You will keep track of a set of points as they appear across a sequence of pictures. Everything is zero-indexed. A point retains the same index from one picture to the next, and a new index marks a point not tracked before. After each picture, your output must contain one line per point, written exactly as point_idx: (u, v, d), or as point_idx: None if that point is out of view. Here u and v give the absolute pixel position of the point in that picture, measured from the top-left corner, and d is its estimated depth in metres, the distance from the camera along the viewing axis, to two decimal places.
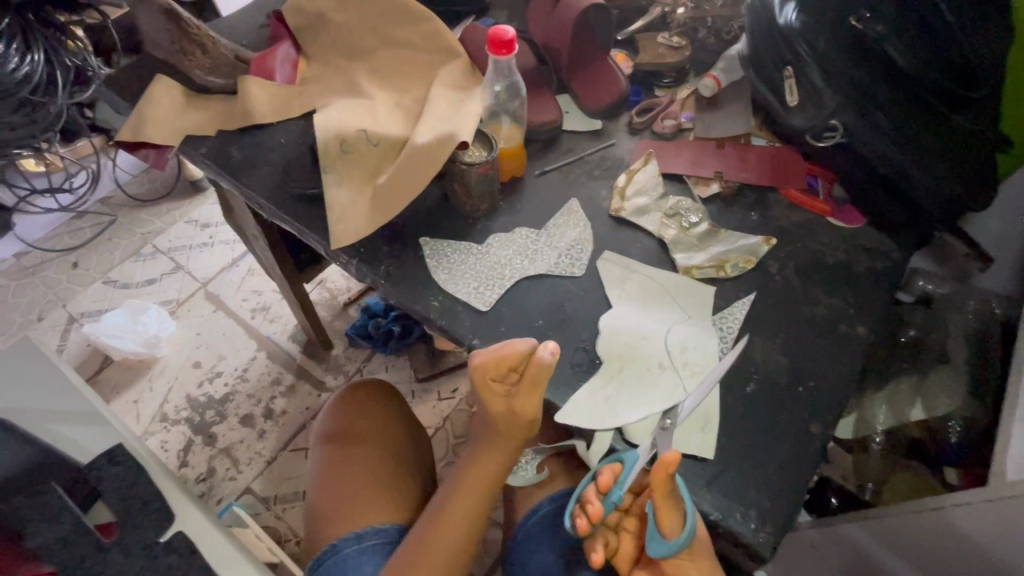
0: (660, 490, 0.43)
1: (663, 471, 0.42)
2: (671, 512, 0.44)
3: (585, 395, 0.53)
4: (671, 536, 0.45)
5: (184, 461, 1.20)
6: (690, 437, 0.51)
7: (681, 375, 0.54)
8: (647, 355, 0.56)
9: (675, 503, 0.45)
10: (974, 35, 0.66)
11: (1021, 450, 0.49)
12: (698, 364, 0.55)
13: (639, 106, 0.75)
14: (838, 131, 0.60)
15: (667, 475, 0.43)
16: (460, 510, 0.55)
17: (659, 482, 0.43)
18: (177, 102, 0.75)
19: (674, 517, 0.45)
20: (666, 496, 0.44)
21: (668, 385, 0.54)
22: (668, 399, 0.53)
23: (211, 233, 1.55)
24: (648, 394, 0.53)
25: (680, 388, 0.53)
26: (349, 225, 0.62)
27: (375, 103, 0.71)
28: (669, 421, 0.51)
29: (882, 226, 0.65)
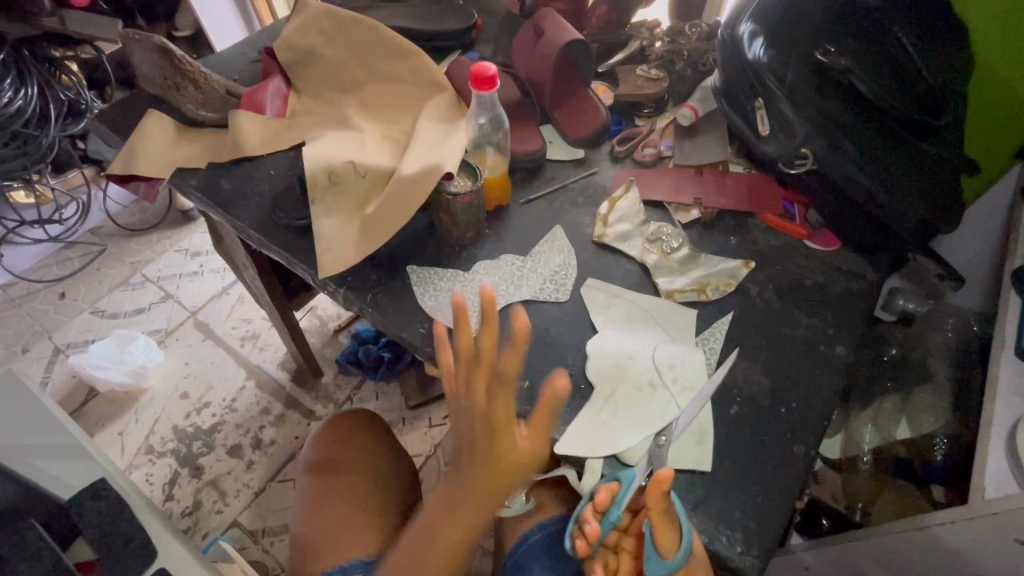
0: (654, 509, 0.42)
1: (657, 490, 0.41)
2: (668, 530, 0.43)
3: (580, 419, 0.53)
4: (667, 555, 0.43)
5: (169, 494, 1.18)
6: (685, 451, 0.52)
7: (673, 392, 0.55)
8: (636, 373, 0.56)
9: (670, 522, 0.43)
10: (934, 67, 0.69)
11: (997, 467, 0.50)
12: (689, 378, 0.56)
13: (620, 135, 0.77)
14: (808, 159, 0.62)
15: (662, 494, 0.41)
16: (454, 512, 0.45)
17: (653, 500, 0.41)
18: (169, 135, 0.77)
19: (670, 534, 0.43)
20: (661, 514, 0.42)
21: (661, 403, 0.54)
22: (661, 415, 0.54)
23: (201, 262, 1.55)
24: (642, 414, 0.54)
25: (673, 405, 0.54)
26: (337, 254, 0.63)
27: (363, 136, 0.73)
28: (664, 438, 0.50)
29: (857, 249, 0.67)
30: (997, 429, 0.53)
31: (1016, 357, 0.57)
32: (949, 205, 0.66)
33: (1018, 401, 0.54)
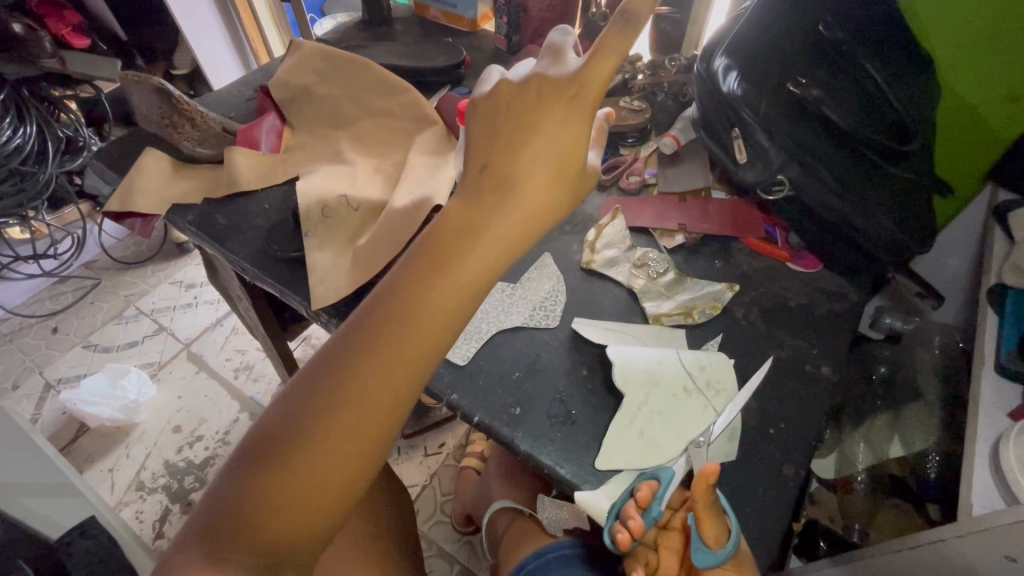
0: (702, 501, 0.42)
1: (703, 484, 0.41)
2: (714, 521, 0.43)
3: (617, 424, 0.54)
4: (716, 548, 0.43)
5: (159, 532, 1.15)
6: (717, 447, 0.54)
7: (708, 395, 0.56)
8: (671, 377, 0.57)
9: (717, 511, 0.43)
10: (903, 95, 0.73)
11: (983, 484, 0.51)
12: (721, 381, 0.57)
13: (606, 163, 0.80)
14: (785, 185, 0.65)
15: (710, 485, 0.41)
16: (392, 361, 0.38)
17: (700, 493, 0.41)
18: (166, 172, 0.79)
19: (717, 526, 0.43)
20: (707, 507, 0.42)
21: (698, 406, 0.56)
22: (698, 418, 0.55)
23: (196, 294, 1.56)
24: (677, 419, 0.55)
25: (709, 408, 0.55)
26: (330, 286, 0.64)
27: (355, 169, 0.75)
28: (703, 438, 0.53)
29: (837, 270, 0.69)
30: (978, 445, 0.54)
31: (996, 374, 0.59)
32: (922, 227, 0.68)
33: (1001, 416, 0.55)
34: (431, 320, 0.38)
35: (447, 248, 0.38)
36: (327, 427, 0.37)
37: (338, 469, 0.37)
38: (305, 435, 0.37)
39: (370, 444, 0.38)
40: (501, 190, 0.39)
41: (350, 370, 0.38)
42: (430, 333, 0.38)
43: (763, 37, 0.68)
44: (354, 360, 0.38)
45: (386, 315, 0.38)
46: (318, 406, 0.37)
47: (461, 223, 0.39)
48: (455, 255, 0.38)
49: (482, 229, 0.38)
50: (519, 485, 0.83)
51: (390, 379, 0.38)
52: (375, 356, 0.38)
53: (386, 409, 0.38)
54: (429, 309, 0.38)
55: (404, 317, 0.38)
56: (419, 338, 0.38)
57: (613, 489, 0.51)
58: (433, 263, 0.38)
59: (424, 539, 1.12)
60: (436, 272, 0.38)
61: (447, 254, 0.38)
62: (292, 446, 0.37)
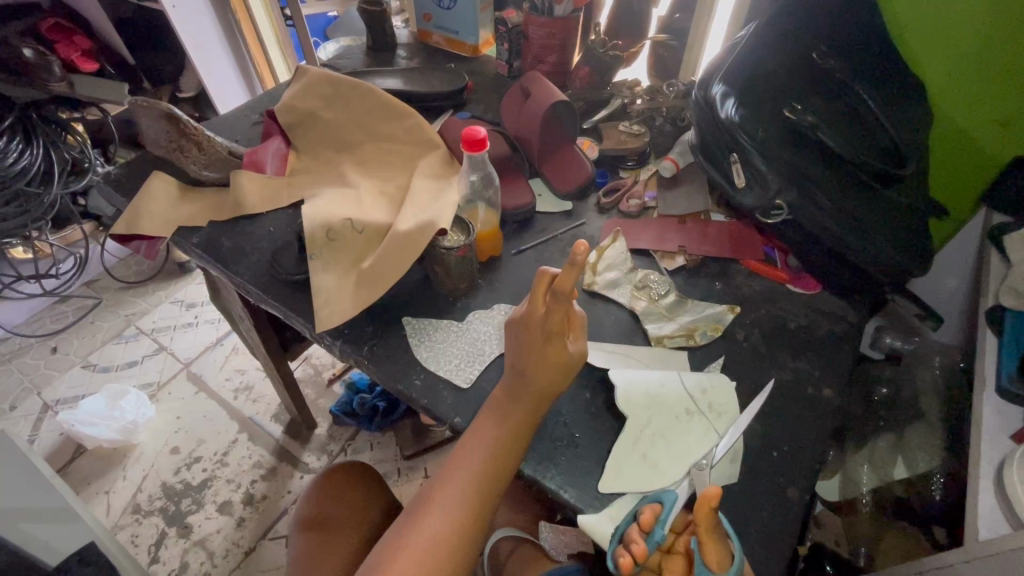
0: (704, 525, 0.41)
1: (706, 507, 0.41)
2: (716, 545, 0.42)
3: (621, 449, 0.54)
4: (719, 572, 0.42)
5: (155, 556, 1.13)
6: (721, 469, 0.54)
7: (710, 417, 0.56)
8: (672, 399, 0.57)
9: (720, 535, 0.42)
10: (897, 121, 0.74)
11: (988, 507, 0.51)
12: (723, 404, 0.57)
13: (607, 187, 0.81)
14: (783, 209, 0.65)
15: (711, 510, 0.41)
16: (468, 474, 0.50)
17: (702, 516, 0.41)
18: (172, 195, 0.80)
19: (720, 549, 0.42)
20: (709, 530, 0.42)
21: (701, 428, 0.56)
22: (701, 440, 0.55)
23: (196, 313, 1.56)
24: (681, 443, 0.55)
25: (712, 431, 0.55)
26: (333, 309, 0.64)
27: (359, 191, 0.76)
28: (707, 461, 0.52)
29: (837, 292, 0.69)
30: (983, 468, 0.54)
31: (998, 395, 0.59)
32: (919, 249, 0.69)
33: (1004, 438, 0.56)
34: (493, 441, 0.51)
35: (498, 406, 0.53)
36: (410, 544, 0.47)
37: (428, 560, 0.46)
38: (392, 551, 0.47)
39: (441, 560, 0.47)
40: (532, 350, 0.52)
41: (439, 486, 0.51)
42: (492, 452, 0.51)
43: (757, 66, 0.70)
44: (441, 478, 0.51)
45: (462, 443, 0.53)
46: (405, 529, 0.48)
47: (511, 378, 0.53)
48: (509, 396, 0.53)
49: (524, 375, 0.52)
50: (518, 507, 0.82)
51: (458, 504, 0.49)
52: (454, 472, 0.51)
53: (453, 530, 0.48)
54: (490, 431, 0.52)
55: (472, 440, 0.52)
56: (485, 456, 0.51)
57: (616, 512, 0.51)
58: (489, 416, 0.53)
59: None
60: (490, 421, 0.53)
61: (496, 409, 0.53)
62: (396, 543, 0.47)
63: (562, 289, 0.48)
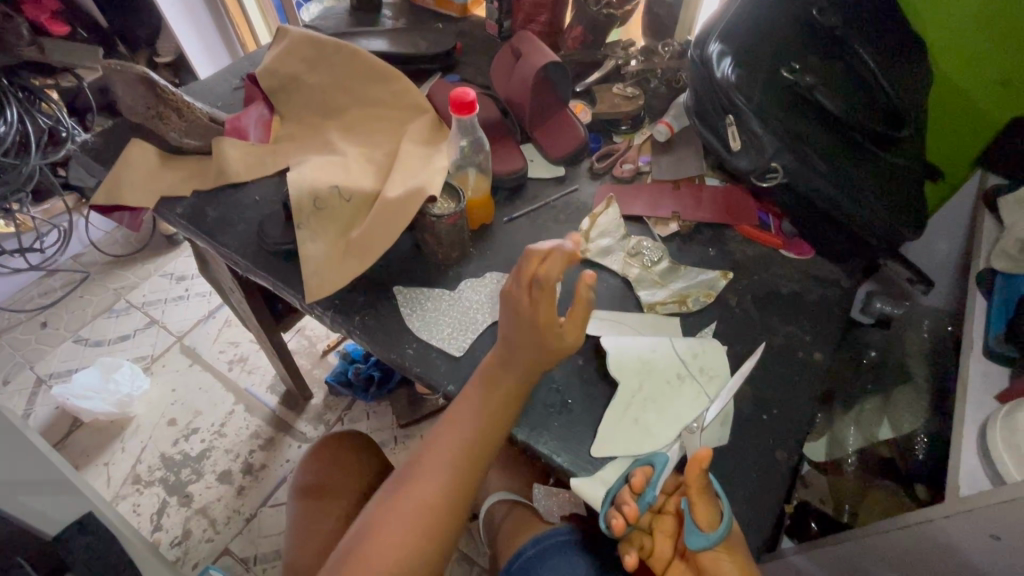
0: (694, 486, 0.42)
1: (697, 468, 0.42)
2: (706, 503, 0.43)
3: (614, 415, 0.55)
4: (708, 531, 0.43)
5: (157, 524, 1.16)
6: (712, 432, 0.54)
7: (701, 381, 0.57)
8: (664, 365, 0.58)
9: (711, 495, 0.43)
10: (898, 83, 0.73)
11: (970, 465, 0.52)
12: (714, 367, 0.58)
13: (599, 152, 0.80)
14: (778, 172, 0.64)
15: (702, 470, 0.42)
16: (461, 440, 0.51)
17: (693, 477, 0.42)
18: (152, 164, 0.77)
19: (710, 508, 0.43)
20: (700, 491, 0.43)
21: (693, 392, 0.56)
22: (693, 404, 0.55)
23: (187, 286, 1.55)
24: (673, 408, 0.55)
25: (703, 395, 0.56)
26: (323, 279, 0.64)
27: (346, 159, 0.74)
28: (697, 425, 0.53)
29: (829, 256, 0.69)
30: (966, 428, 0.55)
31: (985, 357, 0.60)
32: (913, 213, 0.69)
33: (989, 399, 0.57)
34: (485, 408, 0.51)
35: (490, 377, 0.53)
36: (402, 506, 0.48)
37: (420, 523, 0.47)
38: (385, 511, 0.48)
39: (432, 522, 0.48)
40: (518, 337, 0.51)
41: (433, 450, 0.51)
42: (485, 419, 0.51)
43: (755, 24, 0.68)
44: (435, 442, 0.52)
45: (456, 409, 0.53)
46: (398, 490, 0.49)
47: (504, 349, 0.52)
48: (502, 365, 0.52)
49: (517, 348, 0.52)
50: (513, 471, 0.84)
51: (448, 472, 0.50)
52: (447, 436, 0.51)
53: (444, 496, 0.49)
54: (483, 399, 0.52)
55: (465, 407, 0.52)
56: (477, 423, 0.51)
57: (609, 475, 0.52)
58: (480, 385, 0.53)
59: None
60: (480, 390, 0.52)
61: (488, 380, 0.52)
62: (389, 503, 0.49)
63: (546, 276, 0.48)
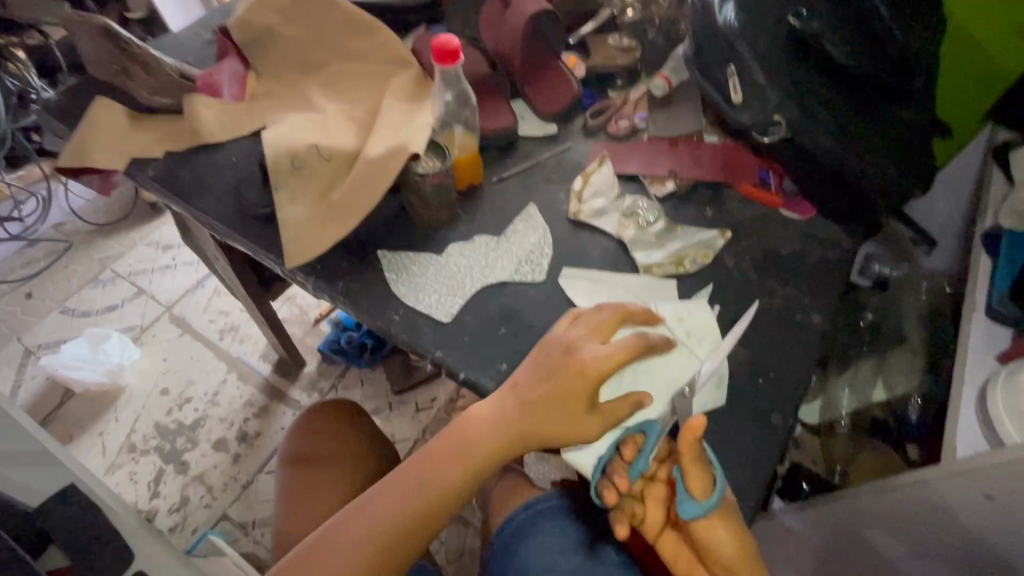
0: (688, 455, 0.41)
1: (690, 437, 0.41)
2: (701, 473, 0.42)
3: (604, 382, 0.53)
4: (701, 500, 0.42)
5: (155, 492, 1.16)
6: (706, 396, 0.53)
7: (692, 344, 0.55)
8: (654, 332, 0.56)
9: (705, 463, 0.43)
10: (911, 29, 0.67)
11: (967, 426, 0.52)
12: (706, 333, 0.56)
13: (594, 108, 0.76)
14: (781, 126, 0.61)
15: (696, 440, 0.41)
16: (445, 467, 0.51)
17: (686, 446, 0.41)
18: (121, 123, 0.73)
19: (703, 477, 0.42)
20: (693, 460, 0.42)
21: (684, 355, 0.55)
22: (684, 367, 0.54)
23: (173, 254, 1.51)
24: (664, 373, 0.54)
25: (694, 357, 0.54)
26: (305, 243, 0.61)
27: (326, 116, 0.70)
28: (689, 388, 0.51)
29: (831, 215, 0.66)
30: (966, 389, 0.54)
31: (987, 318, 0.59)
32: (920, 169, 0.66)
33: (989, 360, 0.56)
34: (477, 443, 0.51)
35: (489, 418, 0.51)
36: (369, 515, 0.49)
37: (380, 536, 0.49)
38: (352, 515, 0.50)
39: (393, 539, 0.49)
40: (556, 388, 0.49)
41: (415, 469, 0.51)
42: (473, 454, 0.51)
43: None
44: (420, 461, 0.52)
45: (449, 437, 0.52)
46: (371, 498, 0.51)
47: (518, 394, 0.51)
48: (507, 409, 0.51)
49: (538, 400, 0.50)
50: None
51: (420, 493, 0.50)
52: (433, 459, 0.51)
53: (410, 515, 0.49)
54: (478, 433, 0.51)
55: (460, 438, 0.52)
56: (462, 457, 0.51)
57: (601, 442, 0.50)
58: (456, 446, 0.52)
59: None
60: (476, 428, 0.51)
61: (483, 420, 0.51)
62: (358, 510, 0.50)
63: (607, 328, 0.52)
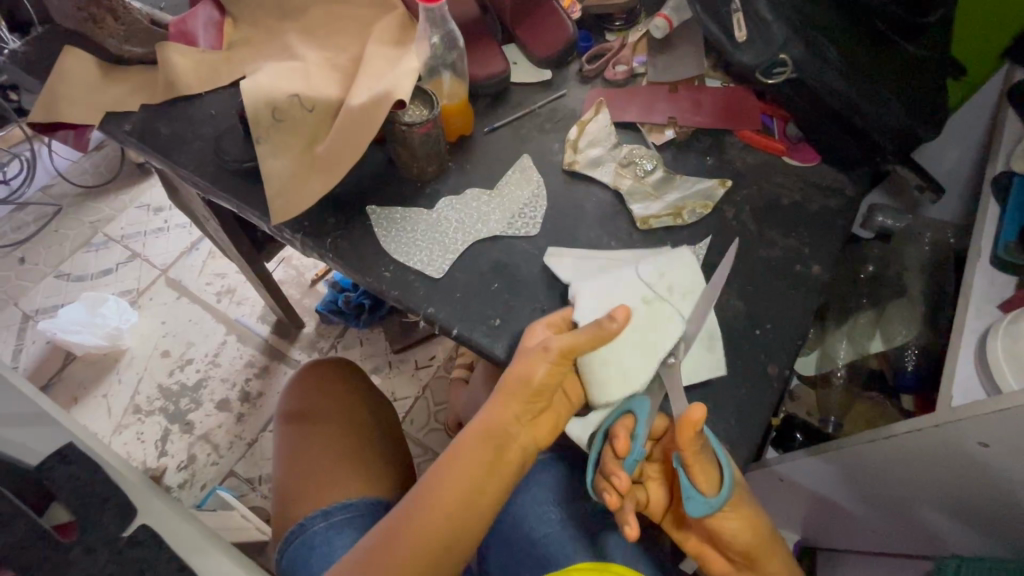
0: (688, 449, 0.40)
1: (689, 432, 0.40)
2: (704, 466, 0.41)
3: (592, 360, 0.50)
4: (708, 493, 0.42)
5: (162, 451, 1.19)
6: (700, 362, 0.52)
7: (674, 300, 0.52)
8: (626, 292, 0.53)
9: (706, 455, 0.42)
10: None
11: (966, 374, 0.51)
12: (686, 284, 0.53)
13: (590, 52, 0.72)
14: (787, 66, 0.58)
15: (695, 432, 0.40)
16: (467, 467, 0.46)
17: (686, 441, 0.40)
18: (93, 76, 0.69)
19: (705, 468, 0.42)
20: (694, 453, 0.41)
21: (666, 314, 0.51)
22: (668, 327, 0.50)
23: (166, 217, 1.48)
24: (648, 337, 0.50)
25: (676, 313, 0.51)
26: (290, 198, 0.59)
27: (307, 64, 0.66)
28: (673, 359, 0.49)
29: (836, 163, 0.64)
30: (966, 337, 0.53)
31: (991, 267, 0.57)
32: (931, 111, 0.63)
33: (991, 308, 0.55)
34: (493, 433, 0.47)
35: (504, 403, 0.47)
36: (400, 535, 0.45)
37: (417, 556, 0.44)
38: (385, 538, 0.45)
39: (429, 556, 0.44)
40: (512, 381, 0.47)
41: (437, 477, 0.46)
42: (493, 447, 0.47)
43: None
44: (440, 468, 0.46)
45: (464, 438, 0.47)
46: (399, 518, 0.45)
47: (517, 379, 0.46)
48: (514, 395, 0.47)
49: (525, 379, 0.46)
50: None
51: (452, 506, 0.45)
52: (453, 462, 0.46)
53: (446, 529, 0.45)
54: (491, 425, 0.47)
55: (474, 434, 0.47)
56: (484, 454, 0.46)
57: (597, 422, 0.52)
58: (468, 447, 0.47)
59: (420, 445, 1.17)
60: (493, 419, 0.47)
61: (495, 412, 0.47)
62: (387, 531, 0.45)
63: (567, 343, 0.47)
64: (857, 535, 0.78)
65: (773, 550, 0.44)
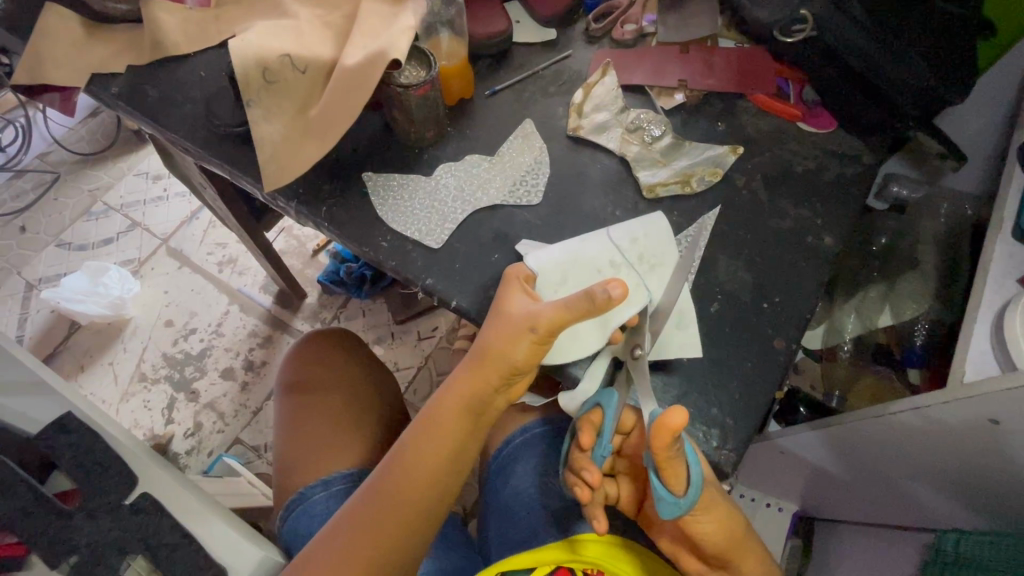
0: (662, 454, 0.38)
1: (664, 437, 0.37)
2: (678, 470, 0.39)
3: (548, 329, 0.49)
4: (680, 494, 0.40)
5: (169, 418, 1.20)
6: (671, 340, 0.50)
7: (641, 272, 0.52)
8: (590, 263, 0.52)
9: (681, 458, 0.40)
10: None
11: (981, 349, 0.50)
12: (655, 254, 0.52)
13: (598, 10, 0.68)
14: (807, 23, 0.58)
15: (673, 437, 0.37)
16: (442, 434, 0.46)
17: (661, 446, 0.38)
18: (77, 35, 0.66)
19: (679, 471, 0.40)
20: (668, 458, 0.39)
21: (631, 283, 0.51)
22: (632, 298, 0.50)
23: (164, 185, 1.46)
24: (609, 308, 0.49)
25: (642, 285, 0.51)
26: (284, 164, 0.57)
27: (299, 22, 0.63)
28: (640, 351, 0.48)
29: (856, 129, 0.60)
30: (982, 312, 0.51)
31: (1013, 238, 0.55)
32: (962, 72, 0.59)
33: (1010, 282, 0.53)
34: (465, 403, 0.46)
35: (477, 375, 0.45)
36: (383, 498, 0.46)
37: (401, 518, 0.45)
38: (370, 500, 0.46)
39: (413, 517, 0.45)
40: (487, 352, 0.44)
41: (416, 443, 0.46)
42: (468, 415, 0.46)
43: None
44: (417, 435, 0.47)
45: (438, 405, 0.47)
46: (382, 481, 0.46)
47: (494, 353, 0.44)
48: (489, 368, 0.45)
49: (502, 354, 0.44)
50: None
51: (430, 470, 0.46)
52: (429, 431, 0.46)
53: (428, 491, 0.46)
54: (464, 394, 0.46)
55: (447, 403, 0.46)
56: (459, 422, 0.46)
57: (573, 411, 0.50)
58: (444, 414, 0.46)
59: None
60: (466, 388, 0.46)
61: (468, 381, 0.45)
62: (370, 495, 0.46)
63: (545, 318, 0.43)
64: (855, 506, 0.78)
65: (749, 547, 0.43)
